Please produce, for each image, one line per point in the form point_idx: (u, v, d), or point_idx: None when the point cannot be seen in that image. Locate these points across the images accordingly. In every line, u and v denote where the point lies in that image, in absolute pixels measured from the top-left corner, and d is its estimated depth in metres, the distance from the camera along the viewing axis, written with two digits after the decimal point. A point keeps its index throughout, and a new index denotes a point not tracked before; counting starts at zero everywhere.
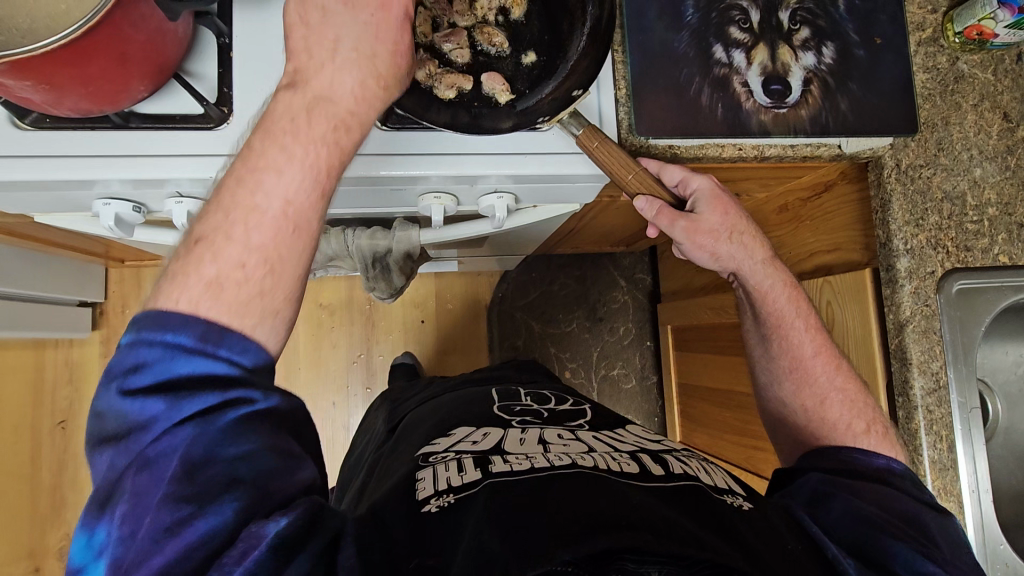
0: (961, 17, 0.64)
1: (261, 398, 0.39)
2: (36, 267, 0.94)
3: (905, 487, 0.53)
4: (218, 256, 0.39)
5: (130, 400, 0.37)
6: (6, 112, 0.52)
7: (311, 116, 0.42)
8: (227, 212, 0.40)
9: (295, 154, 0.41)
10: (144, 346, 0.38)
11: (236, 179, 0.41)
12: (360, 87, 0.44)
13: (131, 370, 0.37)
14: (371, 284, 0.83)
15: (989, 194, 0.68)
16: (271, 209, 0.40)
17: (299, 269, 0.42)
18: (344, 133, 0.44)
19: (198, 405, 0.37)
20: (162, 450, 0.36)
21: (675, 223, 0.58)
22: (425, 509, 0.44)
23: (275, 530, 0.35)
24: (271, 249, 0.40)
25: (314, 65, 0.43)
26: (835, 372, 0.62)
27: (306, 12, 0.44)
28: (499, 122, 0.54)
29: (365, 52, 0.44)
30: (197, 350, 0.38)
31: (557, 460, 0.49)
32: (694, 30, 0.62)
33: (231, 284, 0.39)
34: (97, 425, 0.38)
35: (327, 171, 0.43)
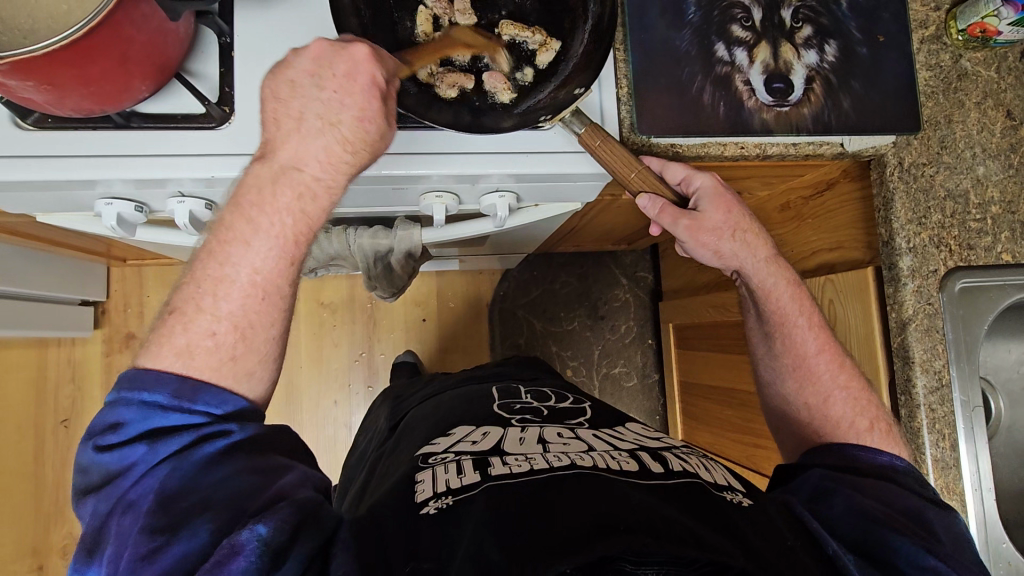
0: (964, 15, 0.64)
1: (238, 429, 0.40)
2: (38, 267, 0.94)
3: (907, 482, 0.54)
4: (188, 326, 0.41)
5: (110, 453, 0.39)
6: (8, 112, 0.52)
7: (276, 190, 0.43)
8: (198, 283, 0.42)
9: (261, 225, 0.43)
10: (123, 404, 0.39)
11: (208, 252, 0.42)
12: (327, 157, 0.44)
13: (110, 428, 0.39)
14: (372, 283, 0.83)
15: (991, 192, 0.68)
16: (239, 280, 0.42)
17: (272, 331, 0.43)
18: (311, 200, 0.44)
19: (174, 445, 0.39)
20: (141, 490, 0.38)
21: (677, 222, 0.58)
22: (423, 511, 0.44)
23: (255, 539, 0.36)
24: (240, 317, 0.42)
25: (281, 136, 0.44)
26: (839, 371, 0.62)
27: (276, 85, 0.44)
28: (501, 121, 0.54)
29: (331, 121, 0.43)
30: (173, 406, 0.39)
31: (556, 461, 0.49)
32: (695, 28, 0.62)
33: (200, 352, 0.41)
34: (82, 479, 0.40)
35: (295, 239, 0.44)
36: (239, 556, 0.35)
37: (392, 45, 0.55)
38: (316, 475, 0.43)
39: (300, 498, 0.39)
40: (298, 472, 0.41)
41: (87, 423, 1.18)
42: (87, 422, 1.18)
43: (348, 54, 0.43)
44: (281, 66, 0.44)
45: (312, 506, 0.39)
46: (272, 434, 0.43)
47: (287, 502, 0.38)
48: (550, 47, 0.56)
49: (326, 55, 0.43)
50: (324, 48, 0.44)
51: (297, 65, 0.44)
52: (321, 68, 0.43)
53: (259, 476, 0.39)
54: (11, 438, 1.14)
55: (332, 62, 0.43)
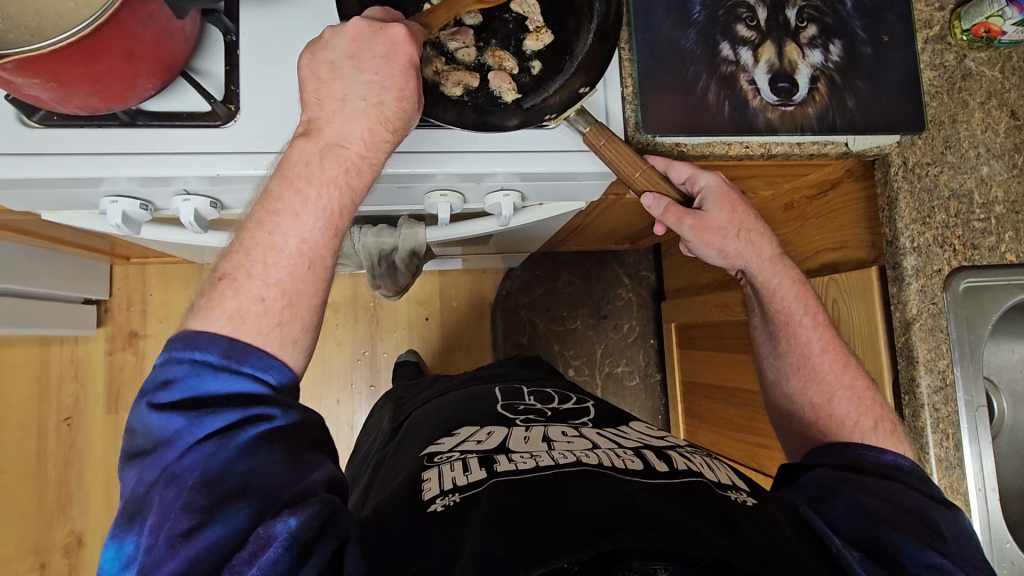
0: (969, 14, 0.64)
1: (280, 415, 0.39)
2: (42, 265, 0.94)
3: (912, 482, 0.53)
4: (240, 291, 0.41)
5: (157, 417, 0.38)
6: (14, 110, 0.52)
7: (323, 164, 0.44)
8: (247, 252, 0.42)
9: (309, 198, 0.43)
10: (176, 364, 0.39)
11: (256, 221, 0.43)
12: (369, 137, 0.45)
13: (161, 388, 0.39)
14: (375, 282, 0.83)
15: (995, 192, 0.68)
16: (288, 249, 0.42)
17: (316, 299, 0.43)
18: (355, 175, 0.45)
19: (219, 422, 0.38)
20: (185, 463, 0.37)
21: (682, 222, 0.58)
22: (430, 509, 0.44)
23: (286, 531, 0.35)
24: (287, 284, 0.42)
25: (327, 115, 0.44)
26: (843, 370, 0.62)
27: (316, 64, 0.45)
28: (506, 120, 0.55)
29: (374, 103, 0.44)
30: (224, 367, 0.39)
31: (562, 459, 0.49)
32: (700, 28, 0.62)
33: (252, 317, 0.41)
34: (130, 441, 0.40)
35: (340, 210, 0.44)
36: (269, 547, 0.35)
37: None
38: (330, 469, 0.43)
39: (330, 496, 0.39)
40: (326, 470, 0.40)
41: (90, 422, 1.18)
42: (89, 420, 1.18)
43: (385, 34, 0.44)
44: (318, 46, 0.45)
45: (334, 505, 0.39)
46: None
47: (317, 498, 0.38)
48: (544, 35, 0.57)
49: (365, 36, 0.44)
50: (362, 28, 0.44)
51: (337, 46, 0.44)
52: (360, 50, 0.44)
53: (293, 470, 0.38)
54: (14, 436, 1.15)
55: (371, 44, 0.44)
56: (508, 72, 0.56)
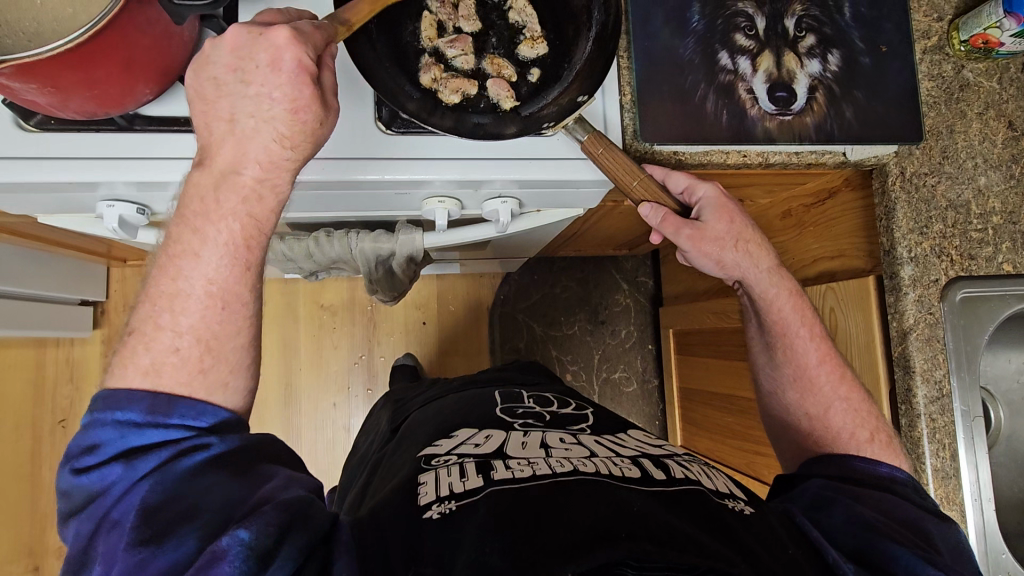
0: (967, 26, 0.64)
1: (217, 441, 0.39)
2: (38, 267, 0.94)
3: (908, 493, 0.53)
4: (151, 344, 0.40)
5: (88, 474, 0.38)
6: (10, 113, 0.52)
7: (219, 196, 0.42)
8: (154, 301, 0.41)
9: (212, 236, 0.42)
10: (99, 426, 0.39)
11: (161, 267, 0.42)
12: (266, 156, 0.43)
13: (87, 450, 0.39)
14: (373, 287, 0.83)
15: (993, 202, 0.68)
16: (195, 292, 0.41)
17: (239, 338, 0.42)
18: (257, 203, 0.43)
19: (152, 461, 0.38)
20: (123, 508, 0.37)
21: (680, 232, 0.59)
22: (426, 514, 0.43)
23: (237, 544, 0.35)
24: (202, 327, 0.41)
25: (215, 141, 0.43)
26: (840, 381, 0.62)
27: (201, 83, 0.42)
28: (503, 129, 0.55)
29: (263, 119, 0.42)
30: (149, 422, 0.39)
31: (559, 467, 0.48)
32: (699, 37, 0.62)
33: (168, 368, 0.40)
34: (65, 503, 0.39)
35: (245, 243, 0.43)
36: (222, 562, 0.34)
37: (394, 54, 0.55)
38: (306, 479, 0.43)
39: (286, 500, 0.39)
40: (281, 478, 0.41)
41: None
42: None
43: (266, 39, 0.41)
44: (201, 60, 0.42)
45: (301, 506, 0.39)
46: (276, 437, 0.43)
47: (270, 505, 0.37)
48: (540, 44, 0.57)
49: (244, 44, 0.41)
50: (241, 36, 0.41)
51: (217, 61, 0.42)
52: (241, 60, 0.41)
53: (240, 486, 0.38)
54: (8, 437, 1.14)
55: (251, 52, 0.41)
56: (507, 79, 0.56)
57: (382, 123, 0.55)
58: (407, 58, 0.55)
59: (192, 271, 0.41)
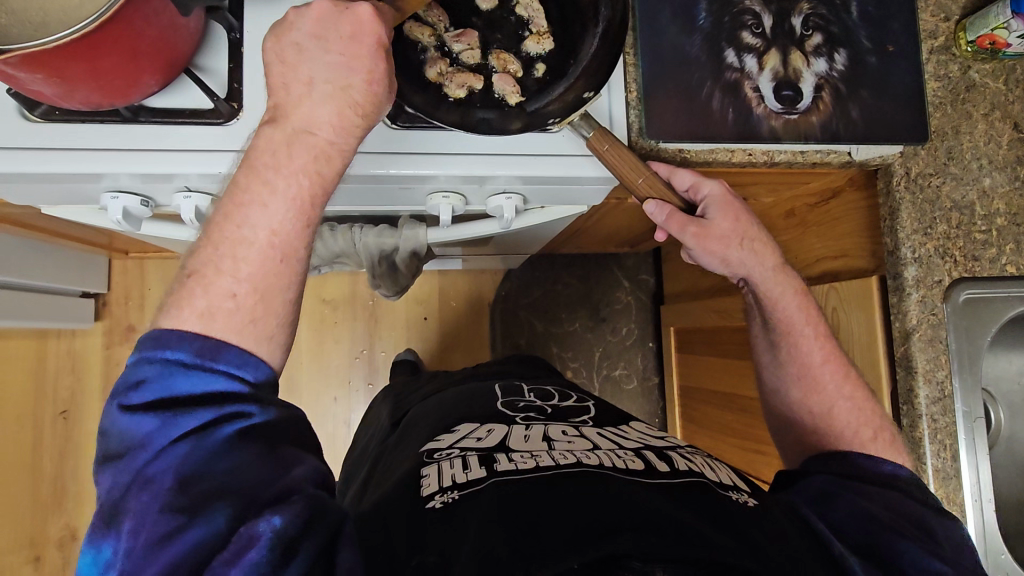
0: (974, 26, 0.64)
1: (257, 411, 0.38)
2: (38, 258, 0.94)
3: (912, 492, 0.53)
4: (209, 286, 0.40)
5: (131, 419, 0.37)
6: (15, 103, 0.51)
7: (291, 152, 0.42)
8: (216, 245, 0.41)
9: (278, 188, 0.41)
10: (145, 365, 0.38)
11: (223, 214, 0.41)
12: (338, 119, 0.43)
13: (132, 388, 0.38)
14: (376, 282, 0.83)
15: (998, 204, 0.68)
16: (258, 241, 0.41)
17: (288, 292, 0.42)
18: (326, 162, 0.43)
19: (193, 418, 0.37)
20: (157, 464, 0.36)
21: (685, 229, 0.59)
22: (429, 505, 0.44)
23: (270, 531, 0.35)
24: (259, 277, 0.41)
25: (292, 100, 0.43)
26: (844, 381, 0.62)
27: (282, 49, 0.43)
28: (508, 124, 0.55)
29: (341, 85, 0.43)
30: (196, 366, 0.38)
31: (562, 459, 0.49)
32: (706, 34, 0.62)
33: (222, 314, 0.40)
34: (101, 445, 0.38)
35: (311, 202, 0.42)
36: (253, 548, 0.34)
37: (398, 49, 0.55)
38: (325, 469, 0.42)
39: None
40: (309, 466, 0.40)
41: (86, 416, 1.18)
42: (86, 413, 1.18)
43: (352, 14, 0.42)
44: (283, 28, 0.43)
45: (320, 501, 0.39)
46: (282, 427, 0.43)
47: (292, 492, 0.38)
48: (547, 39, 0.56)
49: (329, 16, 0.42)
50: (326, 8, 0.42)
51: (303, 28, 0.43)
52: (326, 31, 0.42)
53: None
54: (10, 428, 1.15)
55: (335, 23, 0.42)
56: (512, 75, 0.56)
57: (388, 117, 0.55)
58: (409, 54, 0.55)
59: (200, 247, 0.41)
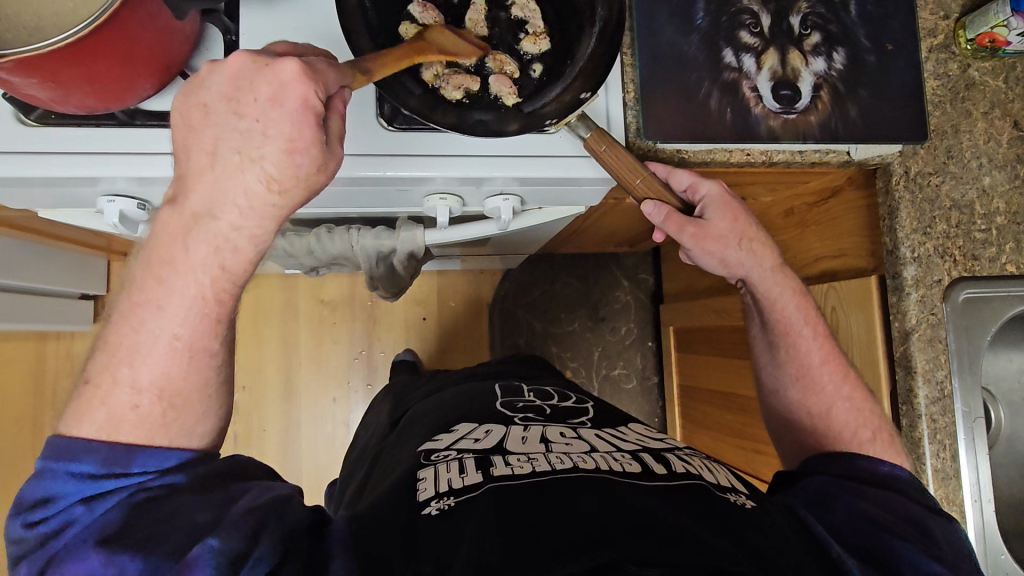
0: (973, 24, 0.63)
1: (179, 480, 0.40)
2: (37, 259, 0.94)
3: (910, 493, 0.53)
4: (107, 398, 0.40)
5: (43, 524, 0.38)
6: (10, 107, 0.51)
7: (192, 243, 0.40)
8: (115, 351, 0.41)
9: (177, 288, 0.41)
10: (50, 477, 0.38)
11: (123, 316, 0.41)
12: (246, 200, 0.40)
13: (40, 501, 0.38)
14: (374, 283, 0.83)
15: (997, 203, 0.68)
16: (157, 348, 0.40)
17: (209, 382, 0.42)
18: (232, 252, 0.41)
19: (112, 503, 0.38)
20: (79, 542, 0.37)
21: (683, 230, 0.58)
22: (425, 511, 0.43)
23: (207, 551, 0.36)
24: (163, 384, 0.40)
25: (195, 176, 0.41)
26: (843, 381, 0.61)
27: (189, 109, 0.41)
28: (505, 125, 0.55)
29: (251, 154, 0.40)
30: (105, 472, 0.38)
31: (559, 464, 0.48)
32: (704, 33, 0.62)
33: (125, 424, 0.40)
34: (16, 553, 0.38)
35: (216, 297, 0.41)
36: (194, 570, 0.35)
37: None
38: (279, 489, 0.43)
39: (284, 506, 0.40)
40: (254, 492, 0.41)
41: None
42: None
43: (273, 72, 0.39)
44: (193, 85, 0.41)
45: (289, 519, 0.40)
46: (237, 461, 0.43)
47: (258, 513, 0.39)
48: (543, 40, 0.56)
49: (247, 74, 0.40)
50: (246, 65, 0.40)
51: (211, 87, 0.40)
52: (240, 91, 0.40)
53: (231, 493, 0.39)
54: (9, 430, 1.15)
55: (253, 84, 0.39)
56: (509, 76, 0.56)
57: (385, 119, 0.55)
58: None
59: (100, 350, 0.41)
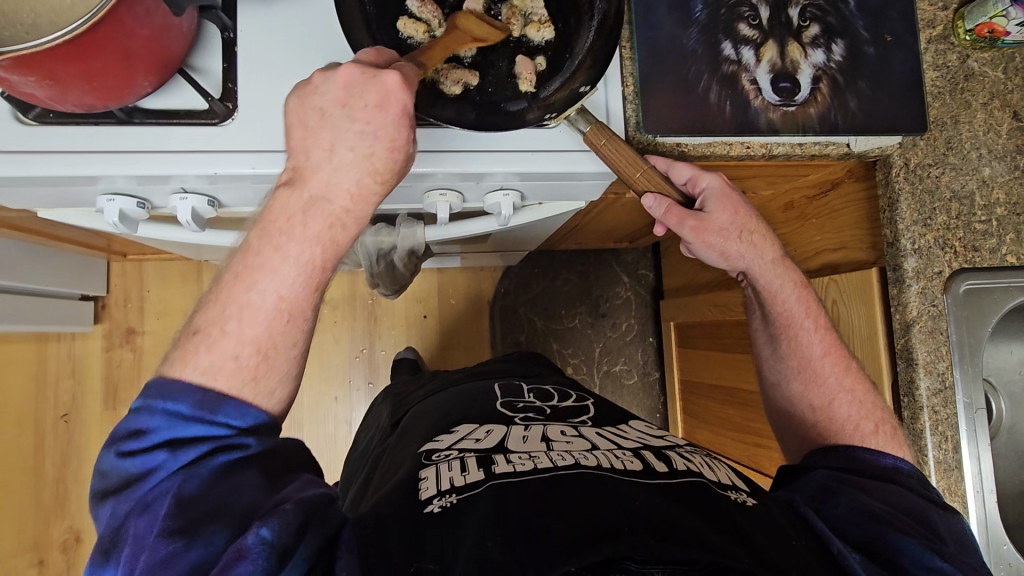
0: (972, 14, 0.63)
1: (255, 444, 0.41)
2: (36, 261, 0.93)
3: (912, 484, 0.54)
4: (213, 347, 0.42)
5: (132, 457, 0.40)
6: (9, 107, 0.51)
7: (306, 219, 0.43)
8: (224, 305, 0.43)
9: (291, 254, 0.43)
10: (148, 412, 0.41)
11: (235, 274, 0.43)
12: (357, 188, 0.44)
13: (134, 434, 0.40)
14: (375, 280, 0.82)
15: (997, 193, 0.68)
16: (264, 306, 0.43)
17: (294, 348, 0.44)
18: (341, 229, 0.44)
19: (192, 453, 0.40)
20: (159, 494, 0.39)
21: (683, 223, 0.58)
22: (428, 509, 0.43)
23: (260, 542, 0.36)
24: (265, 339, 0.43)
25: (311, 166, 0.44)
26: (844, 373, 0.61)
27: (306, 110, 0.44)
28: (520, 116, 0.54)
29: (364, 152, 0.44)
30: (195, 417, 0.40)
31: (560, 461, 0.48)
32: (702, 26, 0.62)
33: (225, 372, 0.42)
34: (101, 482, 0.41)
35: (322, 266, 0.44)
36: (246, 559, 0.36)
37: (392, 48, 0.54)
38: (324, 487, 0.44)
39: (301, 499, 0.40)
40: (301, 482, 0.42)
41: (87, 419, 1.18)
42: (87, 416, 1.18)
43: (379, 83, 0.42)
44: (308, 90, 0.44)
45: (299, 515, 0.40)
46: (281, 445, 0.44)
47: (292, 504, 0.39)
48: (547, 28, 0.56)
49: (357, 84, 0.43)
50: (354, 75, 0.43)
51: (327, 93, 0.43)
52: (352, 97, 0.43)
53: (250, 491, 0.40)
54: (11, 432, 1.15)
55: (362, 92, 0.43)
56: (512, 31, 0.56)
57: None
58: (403, 50, 0.55)
59: (209, 304, 0.44)
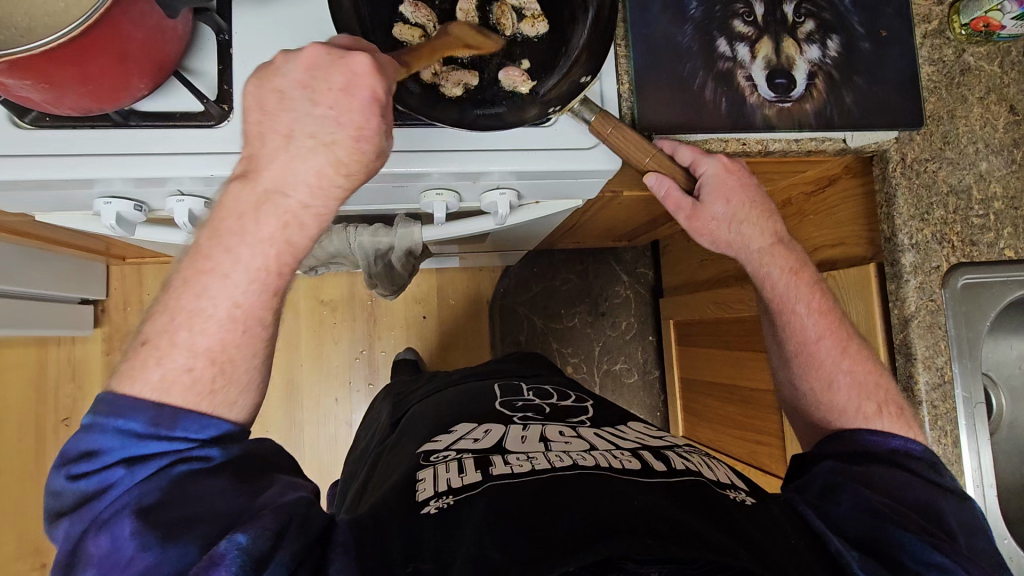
0: (968, 8, 0.63)
1: (218, 454, 0.41)
2: (36, 265, 0.94)
3: (917, 467, 0.54)
4: (163, 360, 0.41)
5: (85, 479, 0.39)
6: (6, 111, 0.51)
7: (258, 216, 0.43)
8: (172, 314, 0.42)
9: (240, 258, 0.43)
10: (98, 432, 0.40)
11: (183, 281, 0.43)
12: (316, 180, 0.43)
13: (85, 454, 0.40)
14: (372, 280, 0.82)
15: (995, 187, 0.68)
16: (217, 314, 0.42)
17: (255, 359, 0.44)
18: (296, 228, 0.44)
19: (152, 468, 0.39)
20: (116, 510, 0.38)
21: (678, 209, 0.61)
22: (424, 510, 0.43)
23: (234, 549, 0.36)
24: (218, 351, 0.42)
25: (267, 154, 0.43)
26: (843, 357, 0.61)
27: (265, 93, 0.43)
28: (518, 114, 0.55)
29: (322, 138, 0.43)
30: (150, 434, 0.40)
31: (558, 462, 0.48)
32: (697, 24, 0.62)
33: (175, 385, 0.41)
34: (55, 503, 0.40)
35: (276, 269, 0.44)
36: (218, 566, 0.36)
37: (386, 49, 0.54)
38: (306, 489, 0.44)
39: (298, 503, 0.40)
40: (282, 483, 0.43)
41: None
42: None
43: (346, 64, 0.42)
44: (269, 72, 0.43)
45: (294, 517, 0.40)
46: (252, 453, 0.44)
47: (270, 509, 0.39)
48: (540, 23, 0.56)
49: (321, 65, 0.42)
50: (320, 55, 0.42)
51: (288, 74, 0.43)
52: (314, 79, 0.42)
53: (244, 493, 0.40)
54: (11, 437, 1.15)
55: (326, 73, 0.42)
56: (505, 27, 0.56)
57: None
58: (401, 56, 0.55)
59: (157, 314, 0.43)
